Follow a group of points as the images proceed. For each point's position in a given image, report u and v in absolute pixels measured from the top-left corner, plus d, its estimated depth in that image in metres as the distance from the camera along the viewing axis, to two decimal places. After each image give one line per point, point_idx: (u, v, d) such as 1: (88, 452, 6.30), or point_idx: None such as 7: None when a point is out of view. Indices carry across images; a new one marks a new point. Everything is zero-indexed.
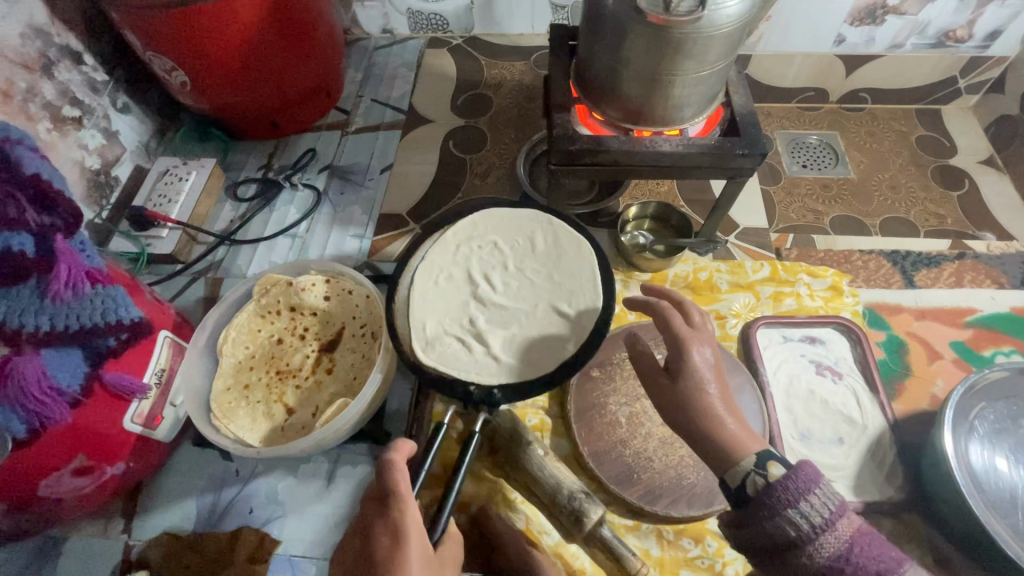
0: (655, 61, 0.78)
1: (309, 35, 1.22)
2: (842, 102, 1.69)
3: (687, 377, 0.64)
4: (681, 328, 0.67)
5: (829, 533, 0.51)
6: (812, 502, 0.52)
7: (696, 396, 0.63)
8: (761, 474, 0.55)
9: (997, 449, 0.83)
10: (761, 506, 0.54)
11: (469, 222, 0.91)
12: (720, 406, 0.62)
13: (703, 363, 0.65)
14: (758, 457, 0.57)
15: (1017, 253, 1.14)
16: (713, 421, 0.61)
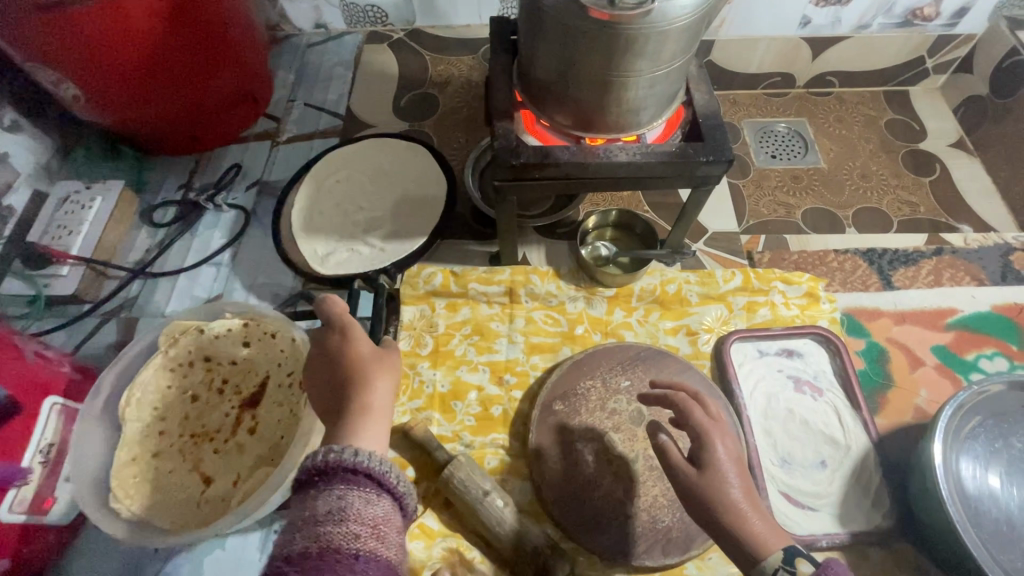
0: (603, 61, 0.68)
1: (221, 35, 1.07)
2: (809, 87, 1.61)
3: (710, 467, 0.63)
4: (697, 417, 0.67)
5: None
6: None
7: (719, 494, 0.62)
8: (789, 571, 0.57)
9: (991, 467, 0.75)
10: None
11: (321, 164, 1.15)
12: (745, 503, 0.62)
13: (727, 456, 0.65)
14: (785, 554, 0.59)
15: (995, 245, 1.08)
16: (738, 519, 0.61)
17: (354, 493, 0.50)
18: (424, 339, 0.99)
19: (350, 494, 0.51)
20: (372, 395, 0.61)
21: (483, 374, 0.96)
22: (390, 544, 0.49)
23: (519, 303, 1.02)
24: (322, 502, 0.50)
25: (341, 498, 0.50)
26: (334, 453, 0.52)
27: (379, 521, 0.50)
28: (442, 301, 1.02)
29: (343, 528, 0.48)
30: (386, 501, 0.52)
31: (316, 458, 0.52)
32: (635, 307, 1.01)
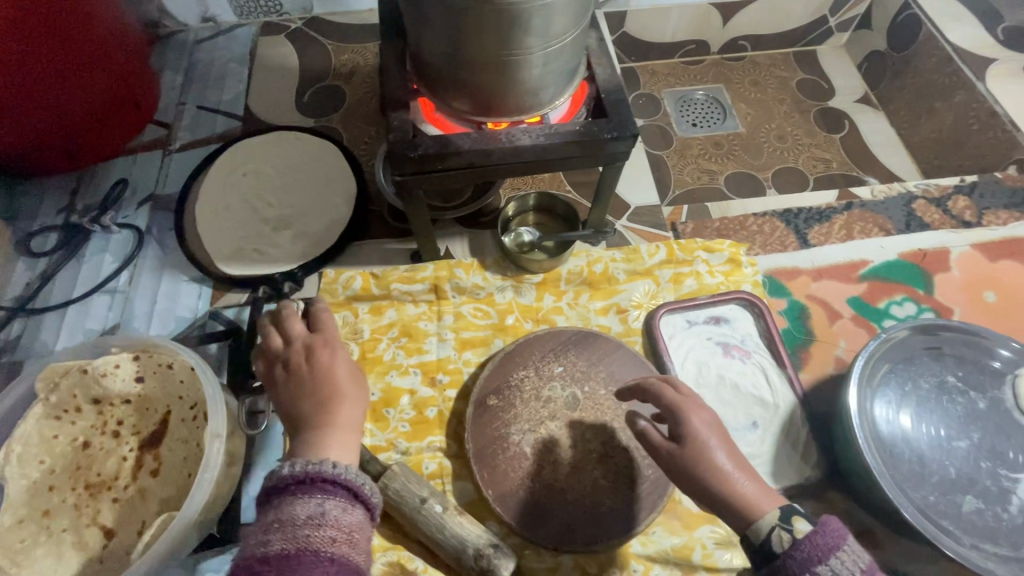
0: (493, 41, 0.65)
1: (82, 29, 0.95)
2: (723, 53, 1.63)
3: (694, 440, 0.63)
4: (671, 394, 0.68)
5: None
6: (842, 558, 0.52)
7: (705, 462, 0.61)
8: (787, 529, 0.55)
9: (902, 409, 0.77)
10: (789, 563, 0.53)
11: (223, 157, 1.08)
12: (728, 467, 0.61)
13: (705, 426, 0.64)
14: (781, 512, 0.57)
15: (899, 195, 1.13)
16: (726, 482, 0.60)
17: (331, 502, 0.53)
18: (349, 347, 0.94)
19: (328, 502, 0.53)
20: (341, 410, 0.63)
21: (415, 377, 0.93)
22: (362, 551, 0.52)
23: (446, 299, 0.98)
24: (298, 508, 0.52)
25: (319, 506, 0.52)
26: (316, 463, 0.54)
27: (353, 528, 0.52)
28: (365, 306, 0.97)
29: (321, 531, 0.50)
30: (360, 511, 0.54)
31: (291, 469, 0.54)
32: (564, 291, 0.99)
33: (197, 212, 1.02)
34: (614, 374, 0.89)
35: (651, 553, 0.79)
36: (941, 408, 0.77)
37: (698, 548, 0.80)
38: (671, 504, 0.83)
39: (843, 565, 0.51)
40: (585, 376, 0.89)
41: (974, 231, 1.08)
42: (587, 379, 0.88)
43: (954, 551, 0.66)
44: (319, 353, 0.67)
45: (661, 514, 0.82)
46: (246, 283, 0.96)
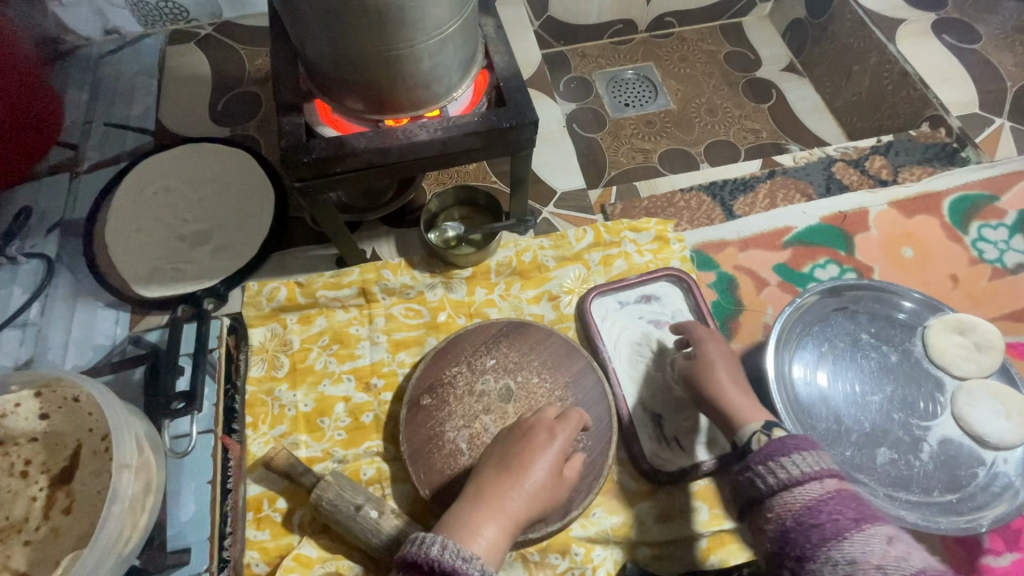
0: (370, 37, 0.63)
1: None
2: (651, 31, 1.64)
3: (703, 364, 0.78)
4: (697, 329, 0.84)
5: (814, 484, 0.56)
6: (803, 457, 0.58)
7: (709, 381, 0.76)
8: (766, 433, 0.67)
9: (819, 368, 0.79)
10: (754, 456, 0.62)
11: (134, 176, 1.05)
12: (729, 381, 0.75)
13: (719, 355, 0.79)
14: (765, 424, 0.68)
15: (820, 160, 1.16)
16: (720, 395, 0.74)
17: None
18: (279, 360, 0.92)
19: None
20: (512, 500, 0.68)
21: (348, 384, 0.91)
22: None
23: (376, 302, 0.97)
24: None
25: None
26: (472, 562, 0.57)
27: None
28: (293, 316, 0.95)
29: None
30: None
31: (441, 553, 0.57)
32: (496, 283, 0.99)
33: (107, 237, 0.98)
34: (546, 362, 0.89)
35: (591, 535, 0.81)
36: (856, 365, 0.79)
37: (637, 524, 0.81)
38: (609, 484, 0.84)
39: (797, 461, 0.58)
40: (517, 367, 0.89)
41: (890, 189, 1.11)
42: (519, 369, 0.88)
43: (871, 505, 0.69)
44: (539, 433, 0.74)
45: (601, 495, 0.83)
46: (165, 304, 0.93)
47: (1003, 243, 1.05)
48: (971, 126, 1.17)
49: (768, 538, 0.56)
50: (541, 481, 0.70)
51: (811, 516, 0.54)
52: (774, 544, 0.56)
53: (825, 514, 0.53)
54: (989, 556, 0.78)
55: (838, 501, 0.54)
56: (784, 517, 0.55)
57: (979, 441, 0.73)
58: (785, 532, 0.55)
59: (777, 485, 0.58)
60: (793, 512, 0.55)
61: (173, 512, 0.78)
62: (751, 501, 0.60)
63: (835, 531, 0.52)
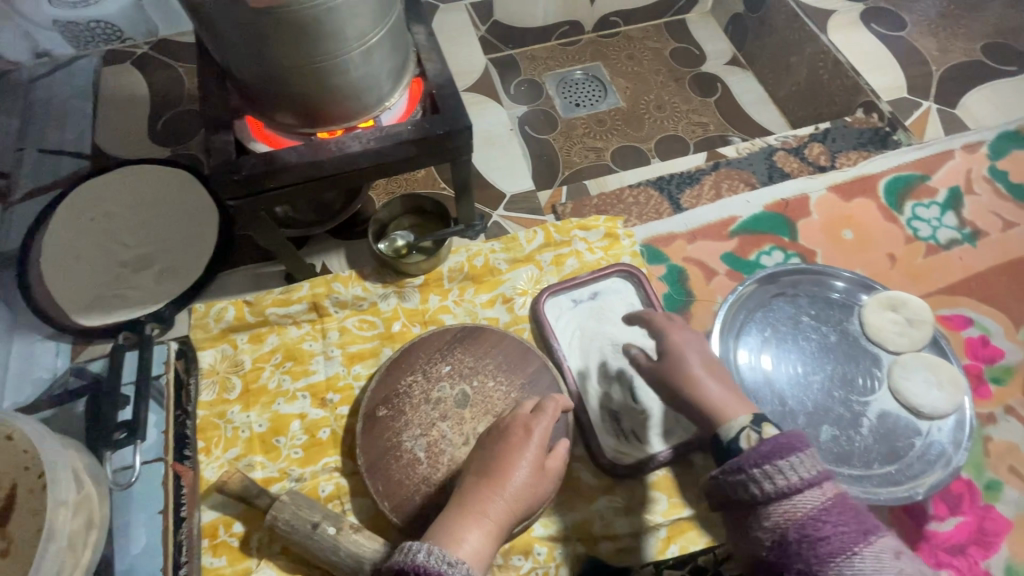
0: (290, 51, 0.62)
1: None
2: (598, 31, 1.66)
3: (671, 353, 0.74)
4: (659, 318, 0.79)
5: (818, 492, 0.55)
6: (804, 461, 0.56)
7: (680, 372, 0.72)
8: (755, 430, 0.63)
9: (763, 353, 0.81)
10: (748, 456, 0.58)
11: (69, 202, 1.01)
12: (702, 371, 0.71)
13: (685, 341, 0.75)
14: (752, 418, 0.65)
15: (761, 150, 1.19)
16: (695, 387, 0.70)
17: None
18: (230, 382, 0.91)
19: None
20: (491, 505, 0.65)
21: (303, 401, 0.90)
22: None
23: (328, 316, 0.95)
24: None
25: None
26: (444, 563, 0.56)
27: None
28: (243, 336, 0.93)
29: None
30: None
31: (427, 559, 0.56)
32: (449, 289, 0.99)
33: (44, 267, 0.95)
34: (501, 365, 0.89)
35: (553, 533, 0.81)
36: (797, 347, 0.82)
37: (597, 519, 0.82)
38: (569, 482, 0.85)
39: (795, 466, 0.56)
40: (472, 372, 0.89)
41: (829, 174, 1.15)
42: (474, 374, 0.88)
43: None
44: (515, 432, 0.72)
45: (562, 493, 0.84)
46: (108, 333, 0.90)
47: (936, 221, 1.10)
48: (900, 111, 1.22)
49: (765, 546, 0.56)
50: (522, 477, 0.68)
51: (815, 529, 0.53)
52: (772, 553, 0.55)
53: (832, 526, 0.53)
54: (934, 522, 0.83)
55: (838, 509, 0.54)
56: (788, 529, 0.54)
57: (914, 413, 0.76)
58: (785, 543, 0.54)
59: (775, 494, 0.56)
60: (798, 524, 0.54)
61: (121, 546, 0.75)
62: (744, 503, 0.58)
63: (843, 546, 0.52)
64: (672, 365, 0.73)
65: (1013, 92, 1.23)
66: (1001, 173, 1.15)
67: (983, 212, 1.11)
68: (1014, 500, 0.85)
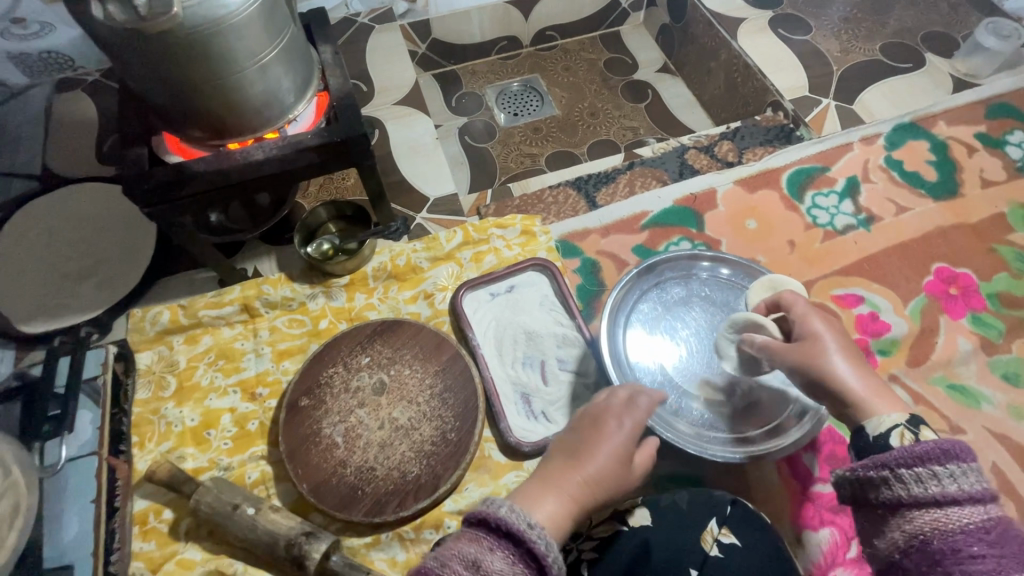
0: (180, 71, 0.70)
1: None
2: (536, 45, 1.75)
3: (810, 340, 0.65)
4: (797, 306, 0.69)
5: (984, 508, 0.48)
6: (971, 471, 0.48)
7: (820, 362, 0.63)
8: (910, 429, 0.54)
9: (652, 334, 0.88)
10: (906, 454, 0.51)
11: (15, 220, 1.08)
12: (843, 364, 0.62)
13: (824, 327, 0.66)
14: (910, 416, 0.56)
15: (674, 149, 1.27)
16: (839, 380, 0.61)
17: (502, 556, 0.52)
18: (165, 380, 0.97)
19: (497, 553, 0.52)
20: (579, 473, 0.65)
21: (234, 395, 0.96)
22: None
23: (259, 316, 1.02)
24: (495, 560, 0.51)
25: (495, 553, 0.52)
26: (518, 515, 0.54)
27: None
28: (179, 338, 1.00)
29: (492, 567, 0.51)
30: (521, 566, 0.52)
31: (508, 515, 0.54)
32: (374, 288, 1.06)
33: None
34: (417, 354, 0.96)
35: (462, 507, 0.87)
36: (683, 325, 0.89)
37: (504, 493, 0.88)
38: (480, 460, 0.91)
39: (964, 476, 0.48)
40: (391, 362, 0.95)
41: (736, 169, 1.23)
42: (392, 364, 0.95)
43: (683, 443, 0.77)
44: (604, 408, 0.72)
45: (471, 471, 0.90)
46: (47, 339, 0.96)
47: (834, 208, 1.18)
48: (802, 108, 1.30)
49: (898, 549, 0.50)
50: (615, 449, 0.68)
51: (972, 544, 0.46)
52: (902, 557, 0.50)
53: (990, 551, 0.46)
54: (819, 484, 0.89)
55: (1003, 530, 0.47)
56: (930, 537, 0.48)
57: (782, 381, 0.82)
58: (924, 550, 0.48)
59: (930, 500, 0.48)
60: (944, 537, 0.47)
61: (54, 534, 0.82)
62: (881, 500, 0.51)
63: (1002, 573, 0.45)
64: (811, 355, 0.64)
65: (908, 88, 1.32)
66: (896, 162, 1.23)
67: (879, 199, 1.19)
68: None
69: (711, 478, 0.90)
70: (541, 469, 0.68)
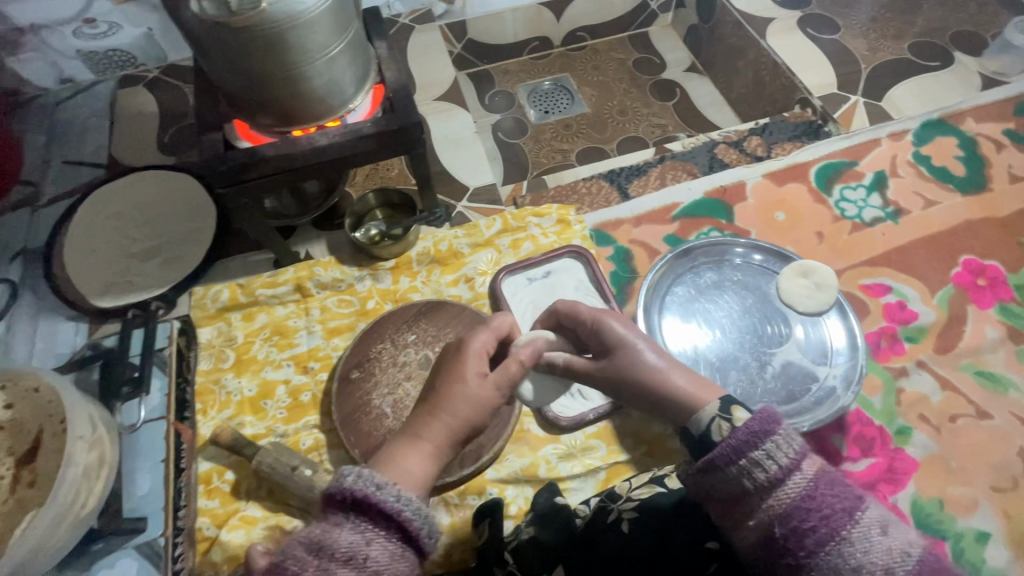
0: (261, 62, 0.76)
1: None
2: (566, 45, 1.80)
3: (620, 349, 0.79)
4: (586, 313, 0.83)
5: (796, 475, 0.58)
6: (776, 446, 0.60)
7: (637, 370, 0.77)
8: (725, 418, 0.65)
9: (686, 315, 0.93)
10: (727, 451, 0.61)
11: (86, 205, 1.15)
12: (661, 366, 0.76)
13: (624, 331, 0.79)
14: (722, 405, 0.68)
15: (704, 144, 1.31)
16: (661, 381, 0.75)
17: (352, 523, 0.55)
18: (225, 353, 1.03)
19: (348, 522, 0.56)
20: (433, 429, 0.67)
21: (288, 368, 1.02)
22: (371, 564, 0.54)
23: (311, 296, 1.09)
24: (342, 535, 0.55)
25: (342, 524, 0.55)
26: (362, 479, 0.57)
27: (371, 547, 0.55)
28: (237, 314, 1.07)
29: (343, 540, 0.54)
30: (374, 525, 0.56)
31: (356, 483, 0.56)
32: (417, 271, 1.11)
33: (67, 260, 1.09)
34: (461, 333, 1.01)
35: (504, 476, 0.92)
36: (716, 306, 0.93)
37: (544, 463, 0.93)
38: (520, 433, 0.96)
39: (777, 450, 0.59)
40: (435, 340, 1.01)
41: (765, 163, 1.26)
42: (436, 341, 1.00)
43: None
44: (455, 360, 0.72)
45: (512, 443, 0.95)
46: (118, 312, 1.03)
47: (862, 201, 1.21)
48: (830, 105, 1.34)
49: (760, 534, 0.59)
50: (474, 393, 0.69)
51: (803, 508, 0.57)
52: (765, 543, 0.59)
53: (814, 511, 0.57)
54: (848, 463, 0.92)
55: (820, 487, 0.58)
56: (777, 518, 0.58)
57: (812, 360, 0.86)
58: (777, 529, 0.58)
59: (763, 482, 0.59)
60: (781, 515, 0.58)
61: (129, 487, 0.88)
62: (726, 495, 0.62)
63: (832, 528, 0.56)
64: (625, 361, 0.78)
65: (936, 86, 1.35)
66: (924, 157, 1.25)
67: (906, 193, 1.21)
68: (922, 444, 0.94)
69: None
70: (409, 421, 0.70)
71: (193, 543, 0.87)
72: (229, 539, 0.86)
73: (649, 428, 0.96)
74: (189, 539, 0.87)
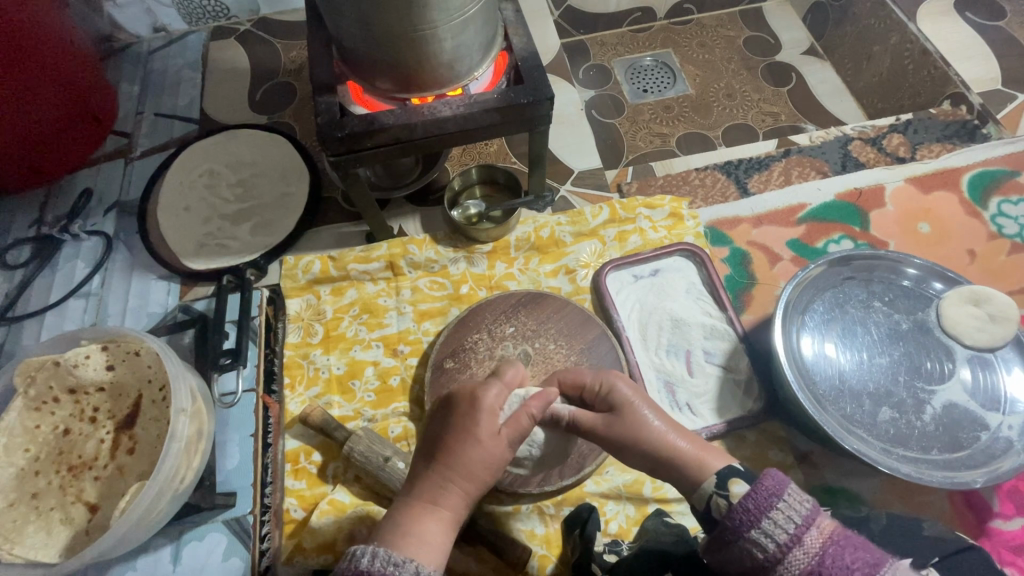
0: (398, 20, 0.68)
1: (77, 60, 1.05)
2: (670, 18, 1.58)
3: (621, 412, 0.66)
4: (589, 375, 0.71)
5: (799, 549, 0.48)
6: (775, 518, 0.50)
7: (642, 433, 0.63)
8: (723, 495, 0.55)
9: (827, 335, 0.82)
10: (726, 529, 0.52)
11: (180, 161, 1.13)
12: (664, 427, 0.63)
13: (630, 390, 0.68)
14: (719, 477, 0.57)
15: (836, 138, 1.17)
16: (664, 445, 0.62)
17: None
18: (314, 327, 0.99)
19: None
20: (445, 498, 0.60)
21: (377, 350, 0.97)
22: None
23: (402, 275, 1.03)
24: None
25: None
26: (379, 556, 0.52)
27: None
28: (326, 288, 1.02)
29: None
30: None
31: (371, 564, 0.52)
32: (515, 257, 1.04)
33: (160, 218, 1.07)
34: (563, 330, 0.94)
35: (604, 490, 0.86)
36: (864, 329, 0.82)
37: (648, 482, 0.86)
38: None
39: (775, 523, 0.49)
40: (535, 334, 0.94)
41: (909, 166, 1.11)
42: (537, 337, 0.93)
43: (862, 450, 0.72)
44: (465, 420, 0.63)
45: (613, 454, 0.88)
46: (210, 276, 1.01)
47: None
48: (992, 104, 1.18)
49: None
50: (484, 448, 0.61)
51: None
52: None
53: None
54: (998, 521, 0.81)
55: (833, 561, 0.47)
56: None
57: (981, 406, 0.75)
58: None
59: (770, 559, 0.49)
60: None
61: (221, 459, 0.86)
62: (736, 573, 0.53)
63: None
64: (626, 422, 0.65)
65: None
66: None
67: None
68: None
69: (870, 496, 0.84)
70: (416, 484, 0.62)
71: (280, 522, 0.84)
72: (320, 526, 0.81)
73: (765, 454, 0.87)
74: (276, 519, 0.83)
